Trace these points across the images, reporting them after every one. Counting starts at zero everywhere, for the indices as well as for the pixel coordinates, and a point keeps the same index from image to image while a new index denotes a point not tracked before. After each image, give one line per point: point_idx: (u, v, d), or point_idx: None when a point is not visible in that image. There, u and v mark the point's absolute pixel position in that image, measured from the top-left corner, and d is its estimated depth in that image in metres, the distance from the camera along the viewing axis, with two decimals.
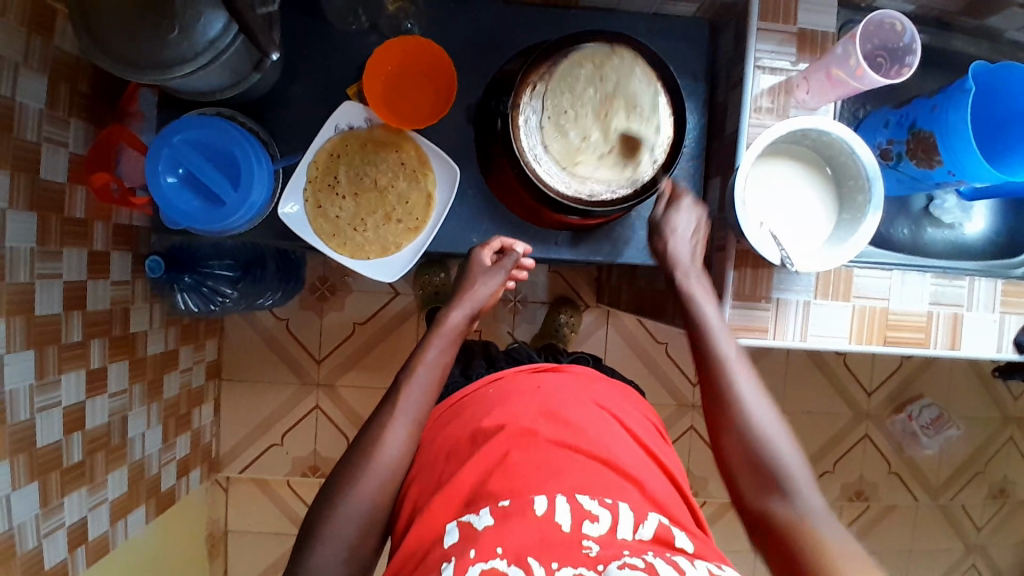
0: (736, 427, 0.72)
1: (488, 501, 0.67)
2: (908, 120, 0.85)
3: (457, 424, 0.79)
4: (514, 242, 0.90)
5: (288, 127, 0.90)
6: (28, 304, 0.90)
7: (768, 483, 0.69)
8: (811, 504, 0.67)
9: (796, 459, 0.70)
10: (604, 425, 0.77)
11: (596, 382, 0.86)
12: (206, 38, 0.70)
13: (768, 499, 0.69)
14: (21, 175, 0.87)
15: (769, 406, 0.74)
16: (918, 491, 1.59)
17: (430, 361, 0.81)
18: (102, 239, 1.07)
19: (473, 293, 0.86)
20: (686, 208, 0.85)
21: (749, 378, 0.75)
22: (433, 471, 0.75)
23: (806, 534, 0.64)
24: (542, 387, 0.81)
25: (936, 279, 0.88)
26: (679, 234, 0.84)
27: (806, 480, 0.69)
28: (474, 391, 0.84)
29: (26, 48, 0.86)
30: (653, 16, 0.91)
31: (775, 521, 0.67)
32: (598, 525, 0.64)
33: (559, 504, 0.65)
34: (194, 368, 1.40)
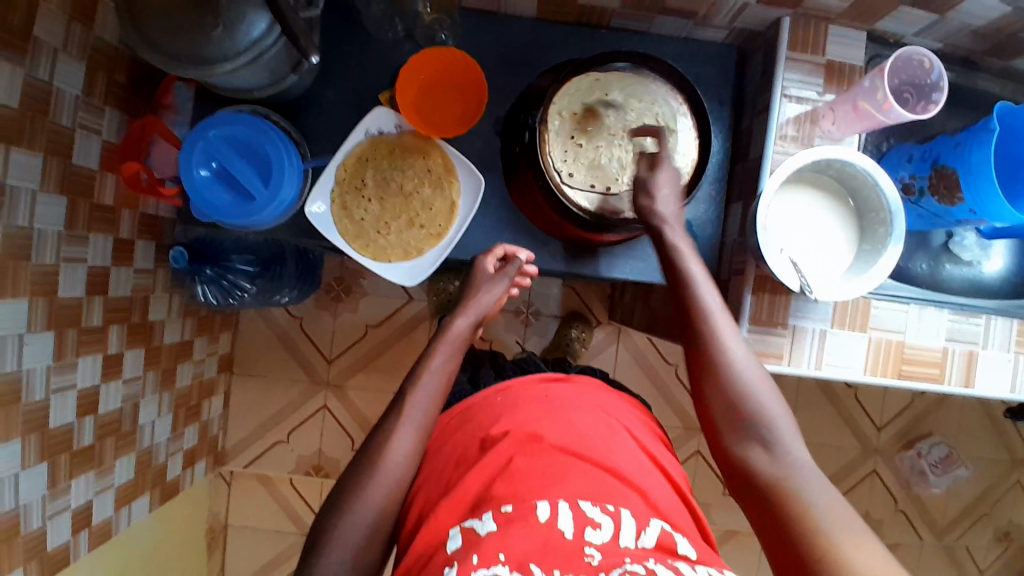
0: (719, 378, 0.73)
1: (491, 506, 0.67)
2: (932, 155, 0.86)
3: (465, 429, 0.80)
4: (517, 249, 0.91)
5: (317, 129, 0.92)
6: (52, 287, 0.92)
7: (751, 433, 0.70)
8: (794, 455, 0.67)
9: (778, 408, 0.71)
10: (609, 434, 0.78)
11: (602, 392, 0.87)
12: (248, 39, 0.72)
13: (749, 450, 0.69)
14: (54, 159, 0.89)
15: (751, 360, 0.74)
16: (924, 529, 1.56)
17: (436, 368, 0.81)
18: (128, 227, 1.09)
19: (478, 301, 0.87)
20: (668, 169, 0.82)
21: (732, 329, 0.75)
22: (440, 476, 0.76)
23: (787, 486, 0.64)
24: (549, 395, 0.81)
25: (953, 315, 0.88)
26: (662, 195, 0.80)
27: (785, 429, 0.69)
28: (481, 399, 0.84)
29: (67, 36, 0.88)
30: (682, 40, 0.93)
31: (757, 473, 0.67)
32: (601, 532, 0.64)
33: (561, 510, 0.65)
34: (206, 360, 1.42)
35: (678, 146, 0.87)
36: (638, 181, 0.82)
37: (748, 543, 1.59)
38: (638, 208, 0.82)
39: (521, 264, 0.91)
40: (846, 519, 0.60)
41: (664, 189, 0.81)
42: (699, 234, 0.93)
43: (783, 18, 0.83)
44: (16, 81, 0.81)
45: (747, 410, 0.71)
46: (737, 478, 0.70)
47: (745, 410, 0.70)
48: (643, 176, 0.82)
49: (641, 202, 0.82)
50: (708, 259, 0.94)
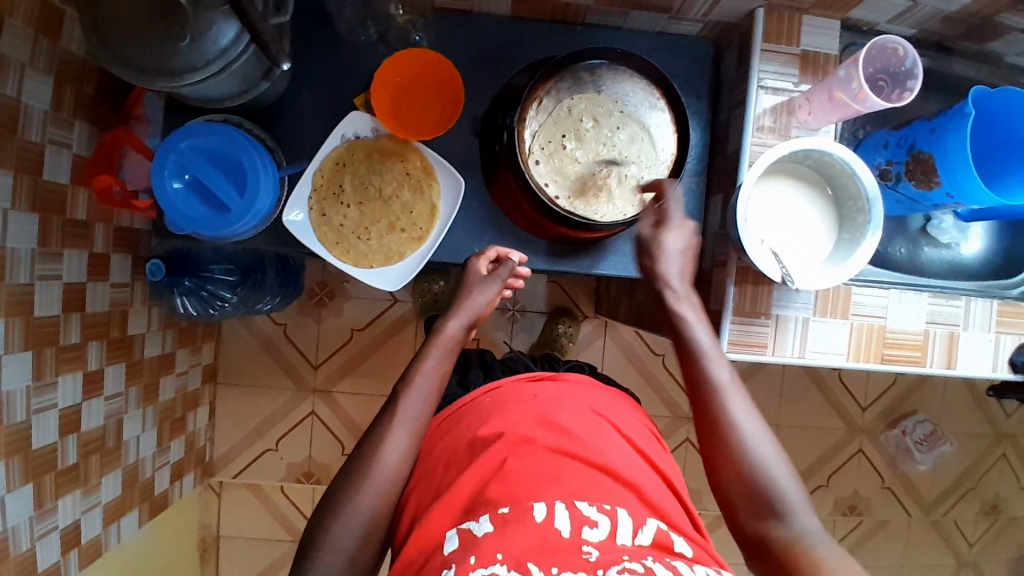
0: (731, 449, 0.73)
1: (487, 508, 0.67)
2: (908, 141, 0.87)
3: (456, 431, 0.79)
4: (509, 251, 0.91)
5: (293, 135, 0.91)
6: (27, 305, 0.90)
7: (766, 506, 0.70)
8: (809, 525, 0.69)
9: (791, 481, 0.72)
10: (601, 432, 0.78)
11: (593, 390, 0.87)
12: (217, 48, 0.71)
13: (767, 525, 0.70)
14: (24, 176, 0.87)
15: (762, 431, 0.74)
16: (911, 505, 1.60)
17: (430, 368, 0.81)
18: (103, 240, 1.07)
19: (471, 303, 0.87)
20: (677, 226, 0.85)
21: (743, 402, 0.76)
22: (432, 479, 0.76)
23: (808, 557, 0.65)
24: (538, 395, 0.81)
25: (933, 298, 0.89)
26: (668, 253, 0.84)
27: (798, 502, 0.70)
28: (470, 401, 0.84)
29: (33, 51, 0.86)
30: (658, 34, 0.93)
31: (773, 545, 0.68)
32: (597, 531, 0.64)
33: (557, 510, 0.66)
34: (190, 372, 1.40)
35: (655, 143, 0.87)
36: (644, 240, 0.86)
37: None
38: (646, 268, 0.86)
39: (515, 266, 0.91)
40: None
41: (671, 245, 0.85)
42: None
43: (757, 9, 0.83)
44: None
45: (759, 482, 0.71)
46: (753, 550, 0.70)
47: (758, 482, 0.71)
48: (648, 235, 0.85)
49: (648, 262, 0.85)
50: None
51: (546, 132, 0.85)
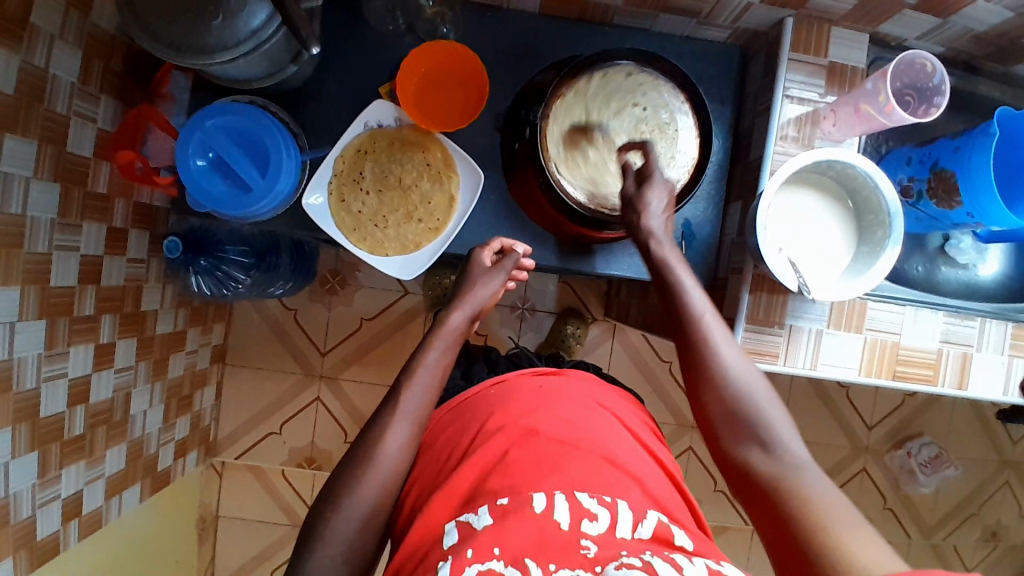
0: (713, 383, 0.74)
1: (487, 498, 0.67)
2: (931, 158, 0.86)
3: (460, 422, 0.80)
4: (514, 242, 0.91)
5: (315, 120, 0.91)
6: (44, 275, 0.91)
7: (750, 435, 0.71)
8: (792, 455, 0.68)
9: (776, 411, 0.72)
10: (604, 426, 0.78)
11: (595, 384, 0.87)
12: (248, 29, 0.71)
13: (749, 452, 0.70)
14: (48, 146, 0.88)
15: (747, 365, 0.75)
16: (912, 528, 1.58)
17: (431, 363, 0.81)
18: (122, 215, 1.08)
19: (474, 295, 0.87)
20: (658, 185, 0.82)
21: (726, 337, 0.76)
22: (433, 470, 0.76)
23: (787, 485, 0.65)
24: (542, 388, 0.81)
25: (948, 317, 0.89)
26: (651, 210, 0.81)
27: (782, 428, 0.70)
28: (474, 394, 0.84)
29: (64, 23, 0.87)
30: (685, 38, 0.93)
31: (755, 470, 0.69)
32: (598, 524, 0.64)
33: (558, 502, 0.65)
34: (199, 351, 1.41)
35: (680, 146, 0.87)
36: (628, 198, 0.83)
37: (739, 539, 1.60)
38: (629, 224, 0.83)
39: (519, 258, 0.91)
40: (846, 515, 0.60)
41: (653, 205, 0.82)
42: (698, 233, 0.93)
43: (786, 18, 0.83)
44: (11, 68, 0.80)
45: (739, 411, 0.72)
46: (739, 481, 0.71)
47: (739, 411, 0.72)
48: (633, 191, 0.82)
49: (631, 218, 0.82)
50: (705, 257, 0.94)
51: (570, 128, 0.85)
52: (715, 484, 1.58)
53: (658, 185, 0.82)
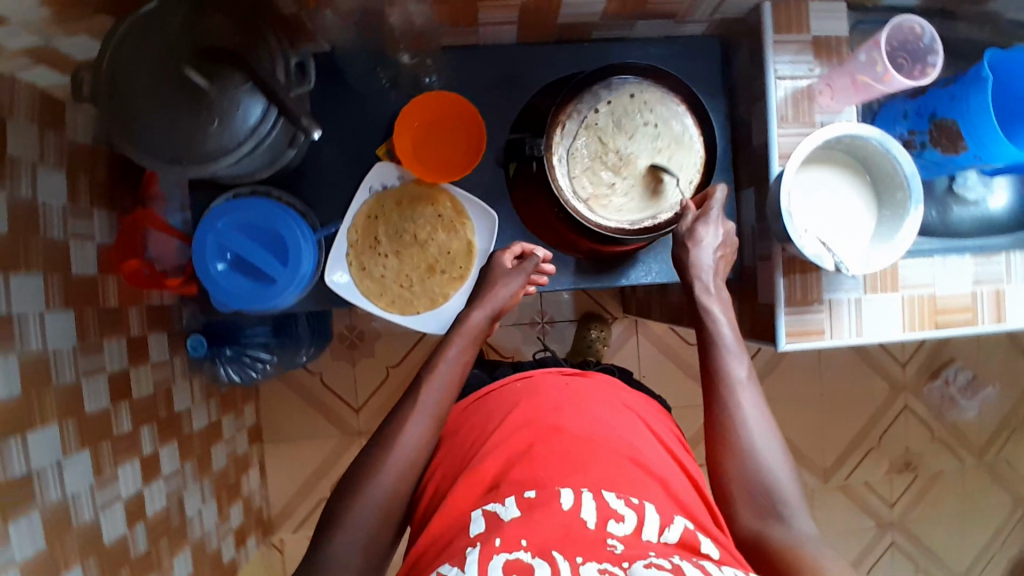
0: (736, 444, 0.74)
1: (513, 492, 0.66)
2: (928, 109, 0.88)
3: (483, 415, 0.81)
4: (534, 246, 0.90)
5: (318, 195, 0.90)
6: (77, 404, 0.89)
7: (767, 507, 0.70)
8: (804, 528, 0.68)
9: (791, 484, 0.72)
10: (630, 424, 0.78)
11: (622, 388, 0.87)
12: (247, 126, 0.70)
13: (765, 524, 0.69)
14: (53, 275, 0.87)
15: (771, 433, 0.75)
16: (963, 453, 1.61)
17: (452, 358, 0.81)
18: (138, 323, 1.06)
19: (495, 295, 0.86)
20: (715, 222, 0.84)
21: (756, 401, 0.77)
22: (456, 457, 0.78)
23: (803, 555, 0.64)
24: (570, 385, 0.83)
25: (975, 258, 0.90)
26: (703, 245, 0.83)
27: (797, 503, 0.70)
28: (500, 387, 0.85)
29: (40, 146, 0.85)
30: (664, 38, 0.93)
31: (770, 541, 0.68)
32: (624, 524, 0.62)
33: (584, 500, 0.63)
34: (237, 436, 1.39)
35: (682, 146, 0.86)
36: (680, 233, 0.85)
37: None
38: (678, 259, 0.86)
39: (540, 262, 0.89)
40: None
41: (706, 240, 0.84)
42: None
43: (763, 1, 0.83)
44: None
45: (757, 481, 0.72)
46: (749, 555, 0.69)
47: (756, 481, 0.72)
48: (686, 227, 0.84)
49: (679, 251, 0.85)
50: (728, 249, 0.94)
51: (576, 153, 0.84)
52: None
53: (713, 225, 0.84)
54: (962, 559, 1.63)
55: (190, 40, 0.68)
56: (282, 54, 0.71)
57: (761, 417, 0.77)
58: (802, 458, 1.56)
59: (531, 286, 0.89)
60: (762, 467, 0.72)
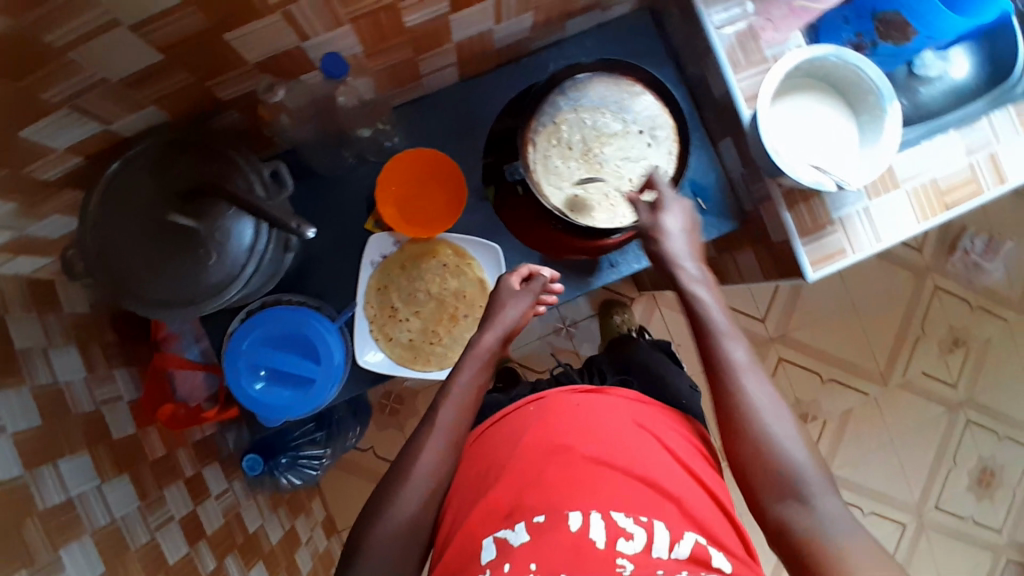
0: (746, 429, 0.70)
1: (524, 515, 0.67)
2: (866, 8, 0.91)
3: (494, 442, 0.77)
4: (540, 266, 0.88)
5: (324, 287, 0.91)
6: (160, 559, 0.88)
7: (787, 490, 0.67)
8: (829, 509, 0.65)
9: (809, 462, 0.68)
10: (645, 441, 0.74)
11: (637, 402, 0.81)
12: (243, 248, 0.71)
13: (786, 508, 0.66)
14: (98, 446, 0.87)
15: (780, 411, 0.71)
16: (1004, 312, 1.61)
17: (464, 383, 0.78)
18: (189, 462, 1.05)
19: (503, 317, 0.83)
20: (673, 207, 0.81)
21: (760, 379, 0.72)
22: (471, 486, 0.75)
23: (827, 550, 0.62)
24: (580, 404, 0.78)
25: (960, 132, 0.91)
26: (671, 235, 0.79)
27: (819, 483, 0.66)
28: (515, 411, 0.80)
29: (45, 329, 0.84)
30: (595, 27, 0.94)
31: (795, 530, 0.65)
32: (633, 543, 0.65)
33: (593, 520, 0.66)
34: (315, 534, 1.38)
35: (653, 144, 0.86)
36: (644, 228, 0.81)
37: (867, 412, 1.57)
38: (651, 253, 0.81)
39: (547, 282, 0.88)
40: None
41: (671, 227, 0.80)
42: (706, 184, 0.95)
43: None
44: (27, 398, 0.77)
45: (775, 463, 0.68)
46: (772, 539, 0.67)
47: (773, 463, 0.68)
48: (647, 220, 0.80)
49: (651, 246, 0.81)
50: (724, 201, 0.95)
51: (548, 157, 0.84)
52: (820, 377, 1.55)
53: (671, 207, 0.81)
54: None
55: (166, 188, 0.69)
56: (253, 168, 0.72)
57: (770, 393, 0.72)
58: (856, 369, 1.56)
59: (541, 305, 0.88)
60: (776, 447, 0.68)
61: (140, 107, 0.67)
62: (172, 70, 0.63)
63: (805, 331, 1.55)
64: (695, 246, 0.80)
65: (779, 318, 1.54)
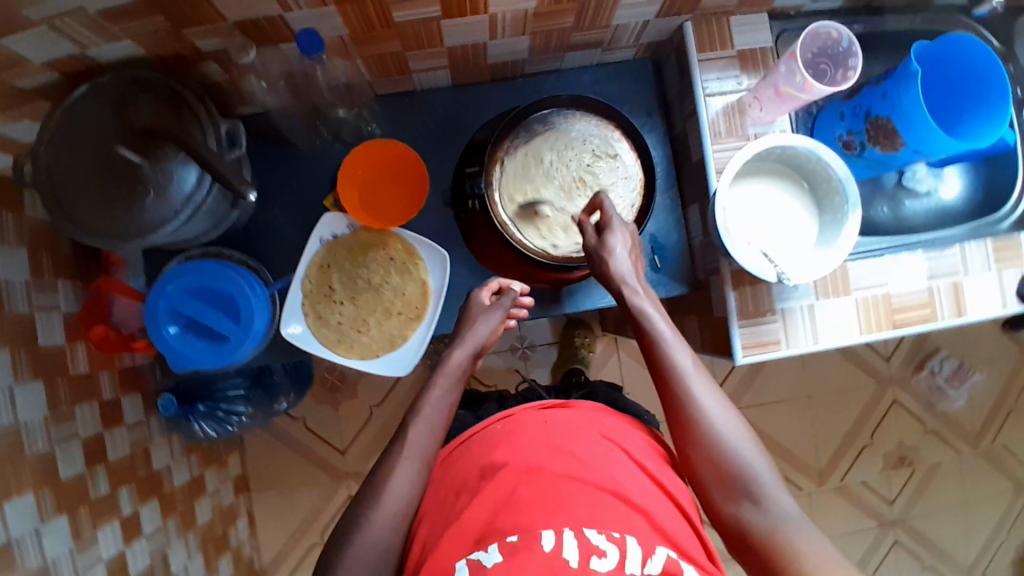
0: (699, 433, 0.73)
1: (495, 536, 0.64)
2: (862, 109, 0.89)
3: (465, 461, 0.76)
4: (510, 280, 0.90)
5: (271, 252, 0.92)
6: (51, 472, 0.88)
7: (739, 490, 0.69)
8: (782, 506, 0.68)
9: (759, 462, 0.71)
10: (609, 457, 0.73)
11: (606, 414, 0.81)
12: (183, 194, 0.71)
13: (740, 508, 0.69)
14: (20, 349, 0.87)
15: (728, 412, 0.74)
16: (958, 442, 1.59)
17: (435, 401, 0.79)
18: (110, 387, 1.05)
19: (474, 332, 0.85)
20: (620, 230, 0.82)
21: (707, 385, 0.76)
22: (443, 510, 0.72)
23: (781, 540, 0.65)
24: (548, 421, 0.77)
25: (927, 253, 0.90)
26: (617, 254, 0.81)
27: (769, 480, 0.70)
28: (481, 429, 0.79)
29: (1, 226, 0.85)
30: (595, 66, 0.95)
31: (751, 529, 0.67)
32: (607, 560, 0.61)
33: (566, 538, 0.62)
34: (222, 488, 1.39)
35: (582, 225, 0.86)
36: (590, 248, 0.82)
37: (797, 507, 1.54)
38: (599, 273, 0.82)
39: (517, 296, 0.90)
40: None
41: (617, 249, 0.81)
42: (666, 244, 0.94)
43: (685, 22, 0.85)
44: None
45: (727, 462, 0.71)
46: (725, 536, 0.70)
47: (725, 462, 0.71)
48: (594, 242, 0.82)
49: (599, 266, 0.82)
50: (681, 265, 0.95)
51: (560, 145, 0.86)
52: None
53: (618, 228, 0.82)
54: (967, 552, 1.60)
55: (124, 121, 0.71)
56: (212, 122, 0.73)
57: (716, 399, 0.75)
58: (795, 462, 1.55)
59: (511, 319, 0.90)
60: (726, 446, 0.71)
61: (119, 39, 0.68)
62: (154, 10, 0.64)
63: (755, 412, 1.54)
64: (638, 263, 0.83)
65: (731, 392, 1.53)
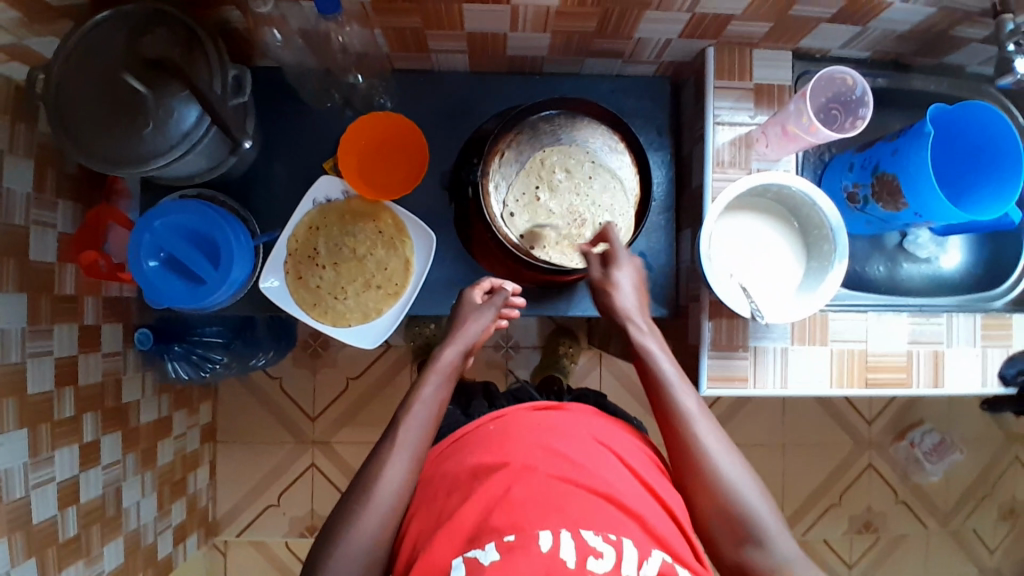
0: (703, 478, 0.69)
1: (492, 536, 0.59)
2: (872, 162, 0.87)
3: (455, 459, 0.70)
4: (503, 281, 0.89)
5: (266, 206, 0.93)
6: (19, 384, 0.89)
7: (743, 536, 0.66)
8: (783, 550, 0.66)
9: (763, 504, 0.68)
10: (600, 457, 0.68)
11: (598, 417, 0.76)
12: (180, 131, 0.73)
13: (746, 552, 0.66)
14: (10, 259, 0.88)
15: (731, 453, 0.71)
16: (927, 516, 1.56)
17: (427, 398, 0.75)
18: (92, 313, 1.06)
19: (466, 332, 0.82)
20: (625, 263, 0.83)
21: (712, 427, 0.72)
22: (432, 507, 0.67)
23: None
24: (543, 422, 0.71)
25: (913, 317, 0.88)
26: (623, 290, 0.81)
27: (773, 524, 0.67)
28: (473, 428, 0.73)
29: (10, 137, 0.87)
30: (614, 77, 0.95)
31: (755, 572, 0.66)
32: (604, 562, 0.56)
33: (564, 539, 0.57)
34: (188, 434, 1.40)
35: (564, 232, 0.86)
36: (597, 281, 0.83)
37: None
38: (602, 306, 0.83)
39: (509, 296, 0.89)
40: None
41: (623, 284, 0.82)
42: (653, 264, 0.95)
43: (708, 47, 0.85)
44: None
45: (732, 507, 0.67)
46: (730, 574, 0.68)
47: (730, 507, 0.67)
48: (600, 274, 0.83)
49: (603, 298, 0.83)
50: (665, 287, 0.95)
51: (578, 157, 0.87)
52: None
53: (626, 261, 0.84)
54: None
55: (135, 50, 0.72)
56: (221, 67, 0.74)
57: (722, 442, 0.71)
58: None
59: (502, 319, 0.88)
60: (732, 492, 0.67)
61: None
62: None
63: None
64: (643, 301, 0.83)
65: None
